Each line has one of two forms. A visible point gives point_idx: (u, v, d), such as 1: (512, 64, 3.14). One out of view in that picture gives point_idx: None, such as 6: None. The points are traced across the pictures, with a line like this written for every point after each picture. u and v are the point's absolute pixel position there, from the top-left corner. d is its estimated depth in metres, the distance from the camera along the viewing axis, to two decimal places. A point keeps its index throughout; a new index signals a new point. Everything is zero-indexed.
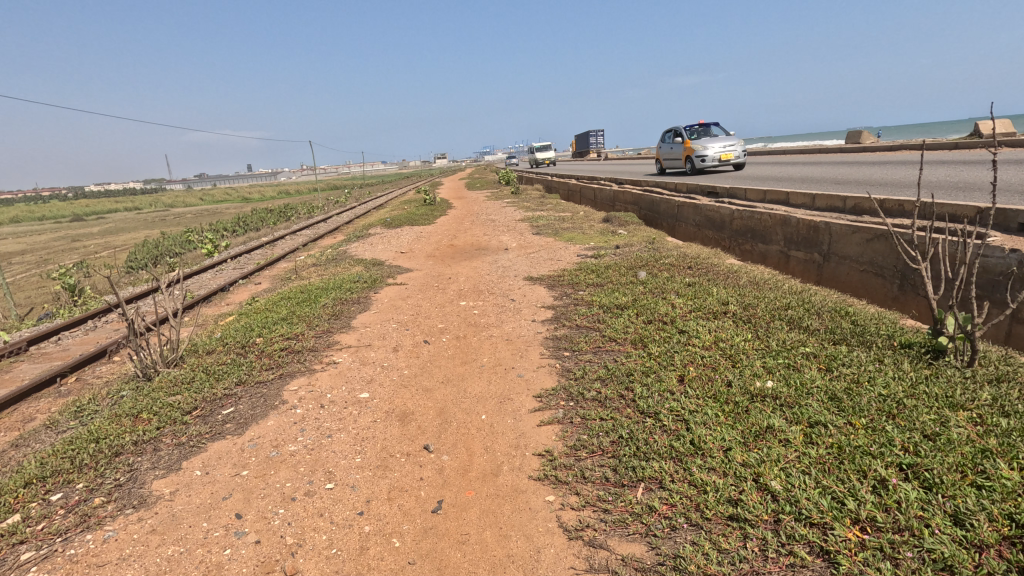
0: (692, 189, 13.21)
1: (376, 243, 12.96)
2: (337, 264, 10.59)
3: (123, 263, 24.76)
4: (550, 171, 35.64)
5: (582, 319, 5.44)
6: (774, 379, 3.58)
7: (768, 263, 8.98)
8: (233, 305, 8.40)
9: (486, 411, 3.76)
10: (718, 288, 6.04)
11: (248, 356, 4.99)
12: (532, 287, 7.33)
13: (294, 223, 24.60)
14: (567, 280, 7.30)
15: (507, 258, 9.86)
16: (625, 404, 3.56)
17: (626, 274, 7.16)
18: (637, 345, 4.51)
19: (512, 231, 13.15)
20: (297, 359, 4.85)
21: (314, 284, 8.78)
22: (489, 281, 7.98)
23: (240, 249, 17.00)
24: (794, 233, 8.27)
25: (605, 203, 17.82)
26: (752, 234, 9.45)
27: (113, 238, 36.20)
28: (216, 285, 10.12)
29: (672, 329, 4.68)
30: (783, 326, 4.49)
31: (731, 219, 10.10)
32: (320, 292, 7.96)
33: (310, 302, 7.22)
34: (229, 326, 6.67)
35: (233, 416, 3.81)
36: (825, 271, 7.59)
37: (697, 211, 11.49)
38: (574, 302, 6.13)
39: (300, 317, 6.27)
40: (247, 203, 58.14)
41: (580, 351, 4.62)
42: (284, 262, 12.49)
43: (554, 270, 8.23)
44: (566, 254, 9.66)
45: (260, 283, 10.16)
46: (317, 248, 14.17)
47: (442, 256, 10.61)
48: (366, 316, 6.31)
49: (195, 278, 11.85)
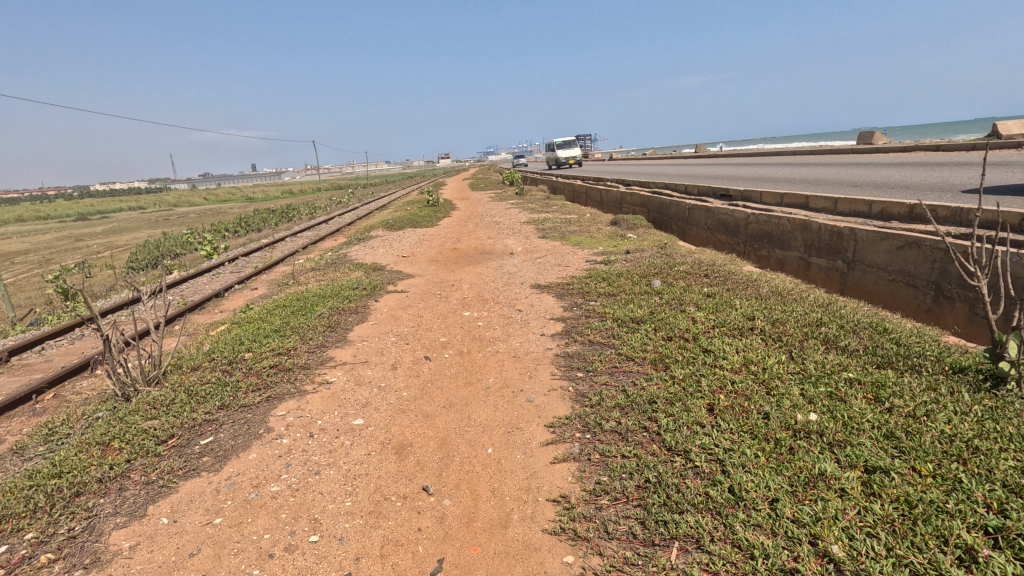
0: (704, 192, 12.80)
1: (377, 246, 12.57)
2: (337, 269, 10.21)
3: (123, 264, 24.46)
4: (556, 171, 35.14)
5: (596, 334, 5.05)
6: (817, 411, 3.17)
7: (787, 270, 8.57)
8: (227, 313, 8.06)
9: (493, 444, 3.37)
10: (740, 300, 5.64)
11: (234, 374, 4.62)
12: (540, 295, 6.96)
13: (295, 225, 24.20)
14: (577, 289, 6.92)
15: (512, 263, 9.50)
16: (650, 439, 3.17)
17: (639, 283, 6.77)
18: (658, 367, 4.12)
19: (517, 234, 12.78)
20: (287, 379, 4.46)
21: (312, 291, 8.43)
22: (494, 289, 7.60)
23: (239, 251, 16.64)
24: (816, 240, 7.86)
25: (612, 206, 17.41)
26: (769, 239, 9.05)
27: (115, 238, 35.92)
28: (212, 290, 9.79)
29: (696, 348, 4.29)
30: (818, 346, 4.09)
31: (747, 223, 9.69)
32: (317, 299, 7.59)
33: (306, 311, 6.85)
34: (220, 337, 6.31)
35: (211, 447, 3.43)
36: (850, 280, 7.18)
37: (709, 214, 11.09)
38: (586, 314, 5.75)
39: (294, 329, 5.90)
40: (250, 203, 57.87)
41: (596, 372, 4.23)
42: (283, 265, 12.15)
43: (562, 277, 7.85)
44: (574, 259, 9.27)
45: (257, 288, 9.80)
46: (317, 250, 13.84)
47: (445, 261, 10.23)
48: (363, 327, 5.93)
49: (191, 282, 11.53)
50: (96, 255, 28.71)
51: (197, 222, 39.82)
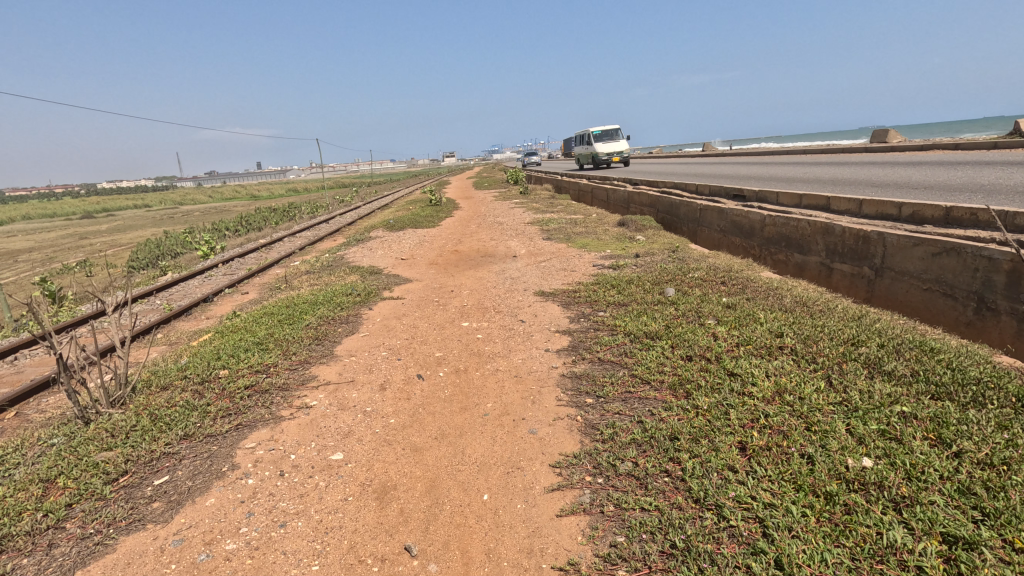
0: (715, 192, 12.28)
1: (375, 248, 12.10)
2: (332, 273, 9.76)
3: (122, 263, 24.12)
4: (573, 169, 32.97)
5: (606, 352, 4.58)
6: (872, 456, 2.69)
7: (807, 275, 8.07)
8: (214, 320, 7.63)
9: (489, 489, 2.91)
10: (764, 312, 5.16)
11: (206, 395, 4.16)
12: (544, 303, 6.49)
13: (296, 224, 23.85)
14: (584, 297, 6.45)
15: (515, 266, 9.04)
16: (673, 487, 2.71)
17: (651, 291, 6.30)
18: (678, 395, 3.65)
19: (521, 235, 12.31)
20: (262, 402, 4.01)
21: (304, 296, 8.00)
22: (495, 296, 7.14)
23: (235, 252, 16.23)
24: (839, 244, 7.36)
25: (618, 206, 16.91)
26: (787, 243, 8.55)
27: (117, 236, 35.66)
28: (201, 295, 9.36)
29: (720, 371, 3.81)
30: (860, 370, 3.60)
31: (762, 226, 9.19)
32: (308, 306, 7.15)
33: (294, 320, 6.41)
34: (200, 349, 5.87)
35: (165, 489, 2.99)
36: (877, 287, 6.68)
37: (722, 215, 10.59)
38: (594, 328, 5.27)
39: (279, 341, 5.46)
40: (254, 202, 57.59)
41: (607, 399, 3.76)
42: (278, 267, 11.73)
43: (568, 284, 7.38)
44: (581, 263, 8.79)
45: (248, 293, 9.38)
46: (314, 251, 13.42)
47: (445, 264, 9.78)
48: (353, 340, 5.47)
49: (182, 285, 11.13)
50: (97, 253, 28.48)
51: (199, 221, 39.48)
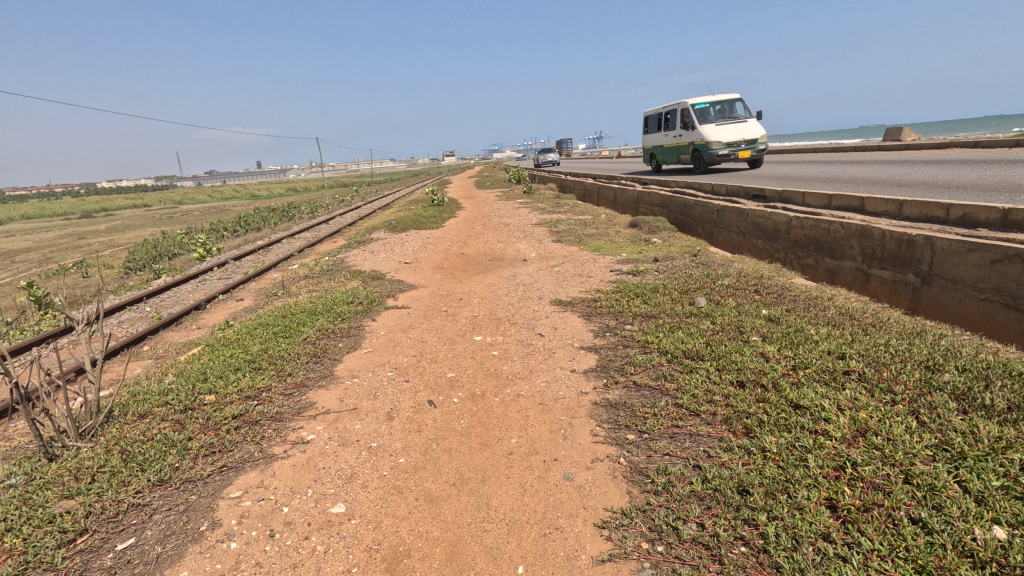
0: (732, 193, 11.74)
1: (377, 251, 11.57)
2: (332, 278, 9.23)
3: (119, 265, 23.65)
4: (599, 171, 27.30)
5: (642, 375, 4.05)
6: (1004, 524, 2.15)
7: (841, 282, 7.55)
8: (205, 331, 7.10)
9: (524, 558, 2.39)
10: (813, 327, 4.63)
11: (188, 427, 3.63)
12: (563, 314, 5.97)
13: (296, 224, 23.34)
14: (607, 308, 5.92)
15: (527, 271, 8.52)
16: (757, 563, 2.19)
17: (680, 302, 5.77)
18: (737, 432, 3.13)
19: (529, 238, 11.78)
20: (252, 437, 3.48)
21: (301, 305, 7.47)
22: (508, 305, 6.61)
23: (232, 254, 15.70)
24: (878, 249, 6.84)
25: (628, 206, 16.37)
26: (817, 246, 8.03)
27: (116, 236, 35.13)
28: (193, 302, 8.82)
29: (784, 403, 3.28)
30: (952, 403, 3.07)
31: (789, 228, 8.67)
32: (306, 316, 6.63)
33: (291, 333, 5.89)
34: (186, 367, 5.34)
35: (129, 557, 2.46)
36: (924, 296, 6.15)
37: (743, 216, 10.07)
38: (623, 345, 4.74)
39: (273, 358, 4.94)
40: (254, 202, 57.04)
41: (652, 436, 3.24)
42: (275, 272, 11.20)
43: (586, 292, 6.85)
44: (596, 268, 8.26)
45: (242, 300, 8.85)
46: (313, 254, 12.91)
47: (451, 269, 9.27)
48: (355, 357, 4.95)
49: (175, 290, 10.59)
50: (94, 254, 27.96)
51: (198, 220, 38.98)
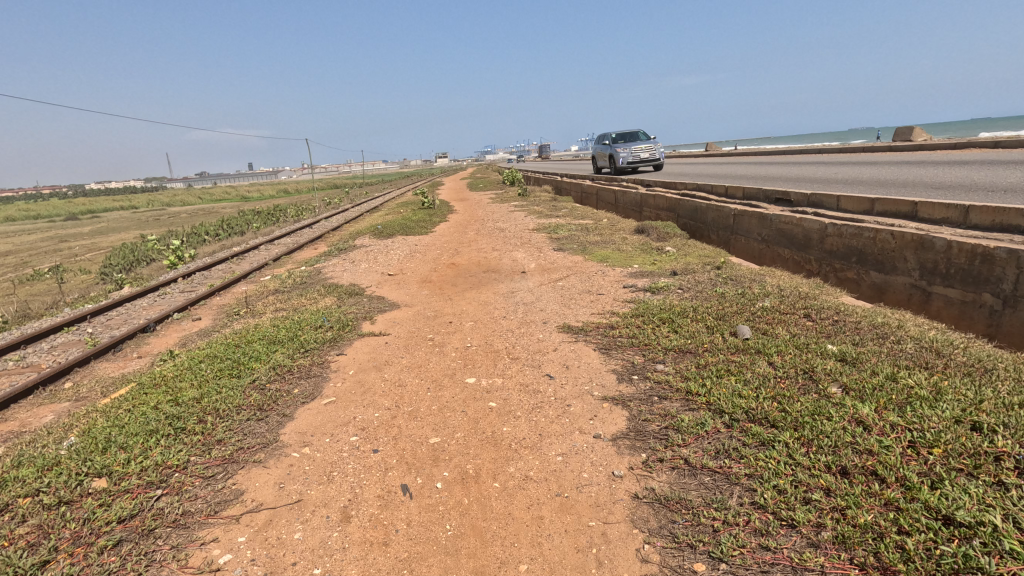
0: (749, 197, 10.73)
1: (359, 260, 10.42)
2: (304, 294, 8.07)
3: (93, 271, 22.34)
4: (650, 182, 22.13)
5: (697, 450, 2.97)
6: None
7: (891, 300, 6.53)
8: (144, 362, 5.94)
9: None
10: (903, 372, 3.59)
11: (46, 545, 2.47)
12: (573, 345, 4.90)
13: (280, 228, 22.19)
14: (629, 339, 4.85)
15: (526, 286, 7.47)
16: None
17: (718, 332, 4.71)
18: (868, 569, 2.04)
19: (527, 245, 10.69)
20: (137, 565, 2.34)
21: (262, 329, 6.33)
22: (506, 331, 5.53)
23: (203, 262, 14.46)
24: (941, 262, 5.81)
25: (630, 209, 15.35)
26: (859, 258, 7.01)
27: (96, 239, 33.80)
28: (141, 323, 7.64)
29: (929, 518, 2.20)
30: None
31: (824, 236, 7.64)
32: (263, 346, 5.48)
33: (239, 371, 4.73)
34: (95, 420, 4.16)
35: None
36: (1008, 322, 5.11)
37: (766, 223, 9.06)
38: (659, 397, 3.66)
39: (205, 415, 3.80)
40: (243, 202, 55.61)
41: (735, 569, 2.16)
42: (245, 284, 10.06)
43: (599, 314, 5.79)
44: (607, 283, 7.20)
45: (200, 319, 7.71)
46: (290, 263, 11.77)
47: (440, 282, 8.20)
48: (312, 411, 3.83)
49: (130, 306, 9.40)
50: (73, 258, 26.71)
51: (182, 224, 37.62)
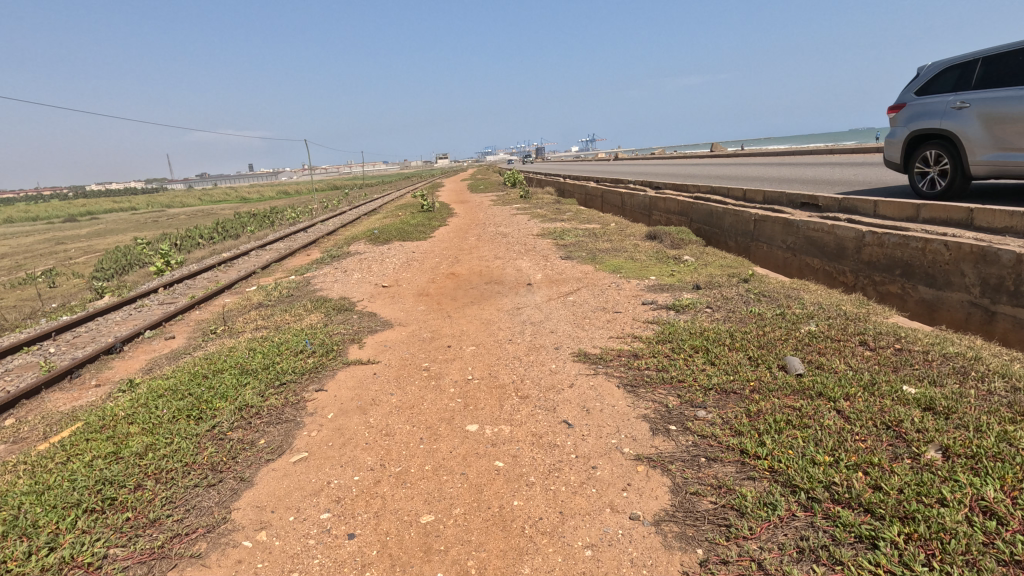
0: (770, 201, 10.00)
1: (352, 270, 9.70)
2: (289, 309, 7.36)
3: (85, 275, 21.71)
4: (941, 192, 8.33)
5: (772, 549, 2.25)
6: None
7: (945, 319, 5.81)
8: (101, 393, 5.22)
9: None
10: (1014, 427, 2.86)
11: None
12: (592, 379, 4.19)
13: (276, 231, 21.50)
14: (657, 373, 4.14)
15: (533, 301, 6.77)
16: None
17: (764, 368, 3.99)
18: None
19: (531, 253, 9.98)
20: None
21: (236, 354, 5.62)
22: (513, 358, 4.83)
23: (190, 269, 13.75)
24: (1008, 278, 5.10)
25: (638, 213, 14.65)
26: (905, 271, 6.29)
27: (89, 241, 33.08)
28: (107, 343, 6.91)
29: None
30: None
31: (862, 246, 6.92)
32: (233, 376, 4.76)
33: (198, 412, 4.01)
34: (16, 478, 3.44)
35: None
36: None
37: (793, 230, 8.34)
38: (709, 460, 2.94)
39: (144, 479, 3.09)
40: (242, 205, 54.96)
41: None
42: (228, 295, 9.34)
43: (618, 338, 5.09)
44: (623, 299, 6.50)
45: (173, 337, 7.00)
46: (279, 271, 11.06)
47: (438, 296, 7.51)
48: (278, 472, 3.12)
49: (102, 321, 8.67)
50: (64, 261, 26.01)
51: (179, 225, 36.89)
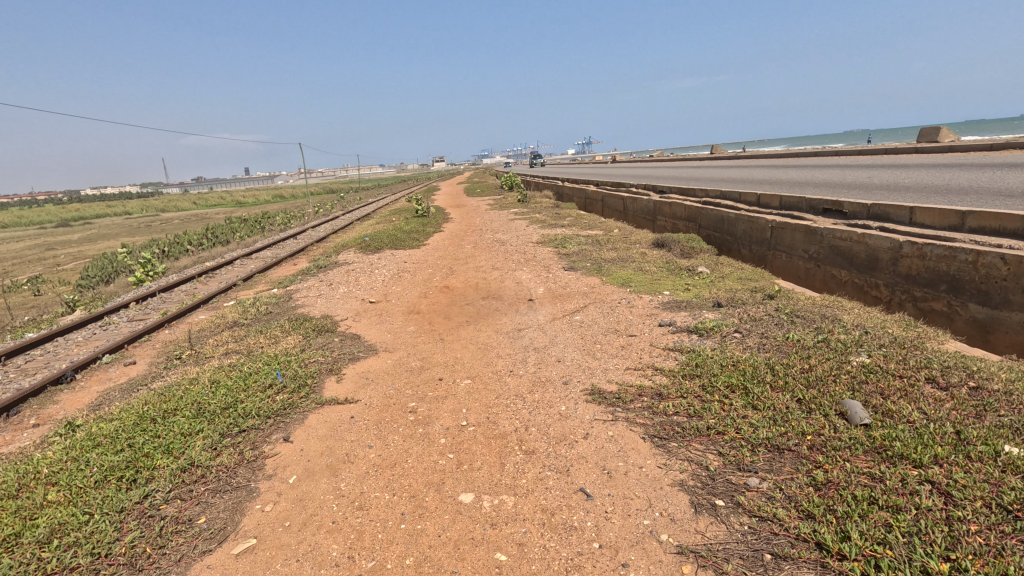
0: (787, 207, 9.34)
1: (338, 283, 8.97)
2: (264, 330, 6.63)
3: (70, 283, 20.92)
4: (985, 203, 7.61)
5: None
6: None
7: (1002, 342, 5.13)
8: (36, 437, 4.47)
9: None
10: None
11: None
12: (611, 429, 3.48)
13: (266, 237, 20.78)
14: (691, 422, 3.44)
15: (535, 321, 6.07)
16: None
17: (821, 416, 3.29)
18: None
19: (532, 263, 9.28)
20: None
21: (196, 387, 4.88)
22: (516, 397, 4.12)
23: (171, 279, 12.98)
24: None
25: (642, 219, 13.99)
26: (953, 287, 5.60)
27: (76, 247, 32.24)
28: (57, 370, 6.15)
29: None
30: None
31: (899, 258, 6.25)
32: (184, 420, 4.03)
33: (132, 473, 3.29)
34: None
35: None
36: None
37: (816, 238, 7.68)
38: (777, 560, 2.23)
39: None
40: (237, 209, 54.16)
41: None
42: (204, 311, 8.60)
43: (636, 371, 4.39)
44: (636, 319, 5.79)
45: (134, 363, 6.24)
46: (261, 283, 10.33)
47: (430, 314, 6.80)
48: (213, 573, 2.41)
49: (62, 340, 7.89)
50: (47, 268, 25.18)
51: (169, 231, 36.04)
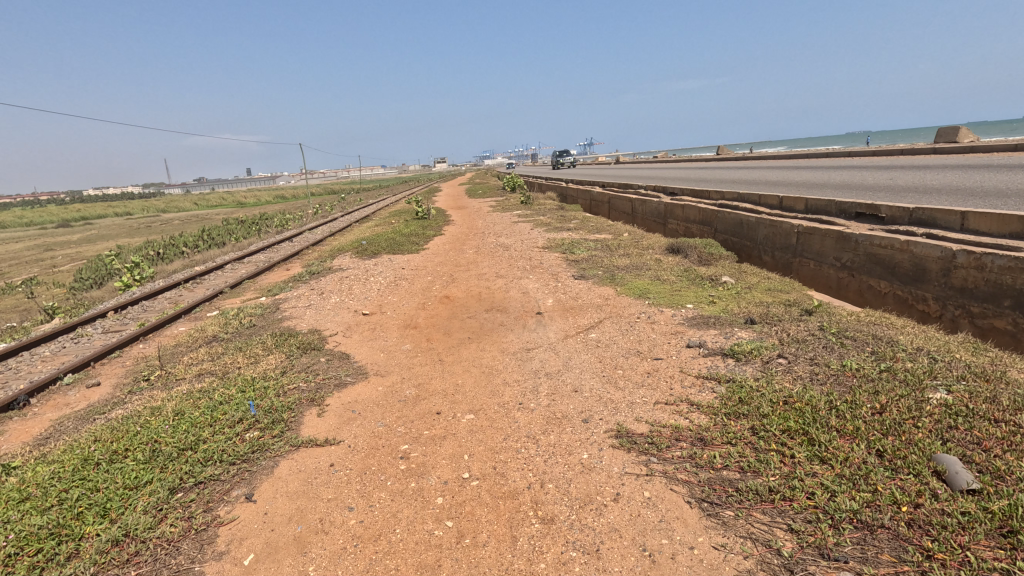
0: (813, 210, 8.67)
1: (330, 291, 8.32)
2: (245, 347, 5.97)
3: (60, 286, 20.25)
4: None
5: None
6: None
7: None
8: None
9: None
10: None
11: None
12: (647, 489, 2.81)
13: (263, 239, 20.16)
14: (747, 481, 2.77)
15: (545, 339, 5.42)
16: None
17: (913, 477, 2.62)
18: None
19: (540, 270, 8.62)
20: None
21: (155, 419, 4.22)
22: (527, 439, 3.45)
23: (158, 284, 12.32)
24: None
25: (652, 222, 13.33)
26: (1020, 302, 4.93)
27: (70, 248, 31.62)
28: (10, 393, 5.47)
29: None
30: None
31: (951, 269, 5.59)
32: (131, 467, 3.37)
33: (48, 546, 2.64)
34: None
35: None
36: None
37: (850, 245, 7.00)
38: None
39: None
40: (237, 210, 53.64)
41: None
42: (185, 322, 7.93)
43: (669, 406, 3.72)
44: (660, 338, 5.13)
45: (97, 386, 5.57)
46: (250, 290, 9.67)
47: (428, 329, 6.14)
48: None
49: (28, 355, 7.21)
50: (39, 271, 24.50)
51: (167, 232, 35.41)
